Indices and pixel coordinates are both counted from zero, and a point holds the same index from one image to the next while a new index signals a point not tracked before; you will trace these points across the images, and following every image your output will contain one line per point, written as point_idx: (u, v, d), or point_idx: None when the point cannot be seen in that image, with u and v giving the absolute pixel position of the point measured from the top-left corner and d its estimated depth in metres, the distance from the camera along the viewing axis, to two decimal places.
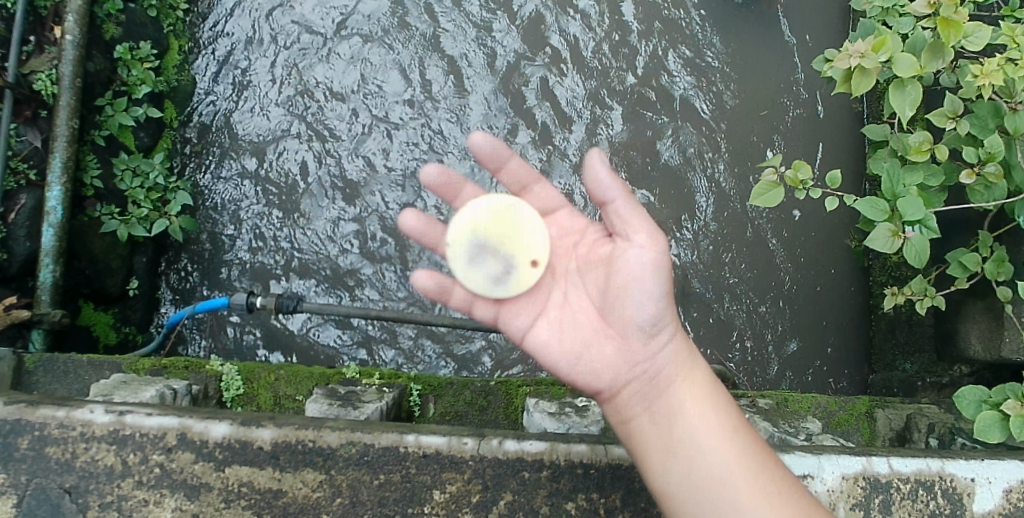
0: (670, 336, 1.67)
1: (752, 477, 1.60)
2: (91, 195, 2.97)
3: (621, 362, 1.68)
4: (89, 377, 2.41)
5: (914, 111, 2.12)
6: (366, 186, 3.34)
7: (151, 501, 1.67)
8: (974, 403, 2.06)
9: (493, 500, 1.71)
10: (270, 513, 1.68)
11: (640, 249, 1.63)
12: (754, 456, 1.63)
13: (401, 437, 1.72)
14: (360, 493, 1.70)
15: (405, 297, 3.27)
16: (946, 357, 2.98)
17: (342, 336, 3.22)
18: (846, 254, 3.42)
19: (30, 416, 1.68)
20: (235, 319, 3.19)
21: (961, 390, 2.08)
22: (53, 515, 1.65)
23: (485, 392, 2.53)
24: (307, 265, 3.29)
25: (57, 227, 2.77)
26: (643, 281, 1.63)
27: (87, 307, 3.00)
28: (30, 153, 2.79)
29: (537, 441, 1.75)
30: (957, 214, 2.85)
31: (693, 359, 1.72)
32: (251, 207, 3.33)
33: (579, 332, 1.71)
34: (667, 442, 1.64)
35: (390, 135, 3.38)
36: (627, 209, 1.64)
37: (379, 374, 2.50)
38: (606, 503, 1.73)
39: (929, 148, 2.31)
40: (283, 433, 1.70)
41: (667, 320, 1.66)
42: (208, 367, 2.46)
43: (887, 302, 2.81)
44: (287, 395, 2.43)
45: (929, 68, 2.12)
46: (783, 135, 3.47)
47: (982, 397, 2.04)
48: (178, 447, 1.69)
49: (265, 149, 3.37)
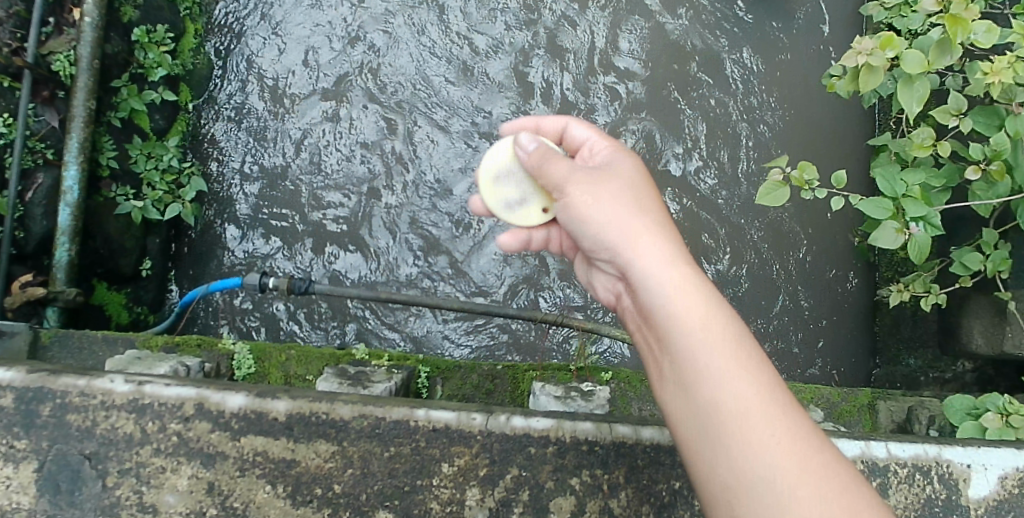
0: (703, 322, 1.49)
1: (798, 476, 1.37)
2: (107, 175, 3.01)
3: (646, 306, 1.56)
4: (103, 353, 2.44)
5: (921, 106, 2.14)
6: (376, 171, 3.38)
7: (168, 468, 1.69)
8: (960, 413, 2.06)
9: (500, 474, 1.70)
10: (284, 483, 1.68)
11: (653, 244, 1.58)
12: (800, 440, 1.41)
13: (412, 411, 1.72)
14: (372, 464, 1.70)
15: (414, 280, 3.31)
16: (947, 351, 3.02)
17: (354, 318, 3.27)
18: (850, 248, 3.44)
19: (52, 385, 1.71)
20: (248, 301, 3.25)
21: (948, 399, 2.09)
22: (72, 480, 1.68)
23: (491, 375, 2.56)
24: (316, 247, 3.33)
25: (73, 207, 2.80)
26: (654, 253, 1.57)
27: (100, 287, 3.03)
28: (48, 133, 2.86)
29: (544, 417, 1.73)
30: (963, 211, 2.86)
31: (754, 355, 1.48)
32: (269, 191, 3.36)
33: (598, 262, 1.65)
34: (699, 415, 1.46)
35: (399, 122, 3.41)
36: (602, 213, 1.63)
37: (388, 356, 2.52)
38: (610, 479, 1.70)
39: (934, 144, 2.29)
40: (298, 405, 1.71)
41: (697, 310, 1.50)
42: (220, 345, 2.49)
43: (892, 298, 2.80)
44: (296, 375, 2.46)
45: (938, 63, 2.11)
46: (791, 129, 3.50)
47: (967, 408, 2.07)
48: (196, 416, 1.70)
49: (273, 133, 3.40)
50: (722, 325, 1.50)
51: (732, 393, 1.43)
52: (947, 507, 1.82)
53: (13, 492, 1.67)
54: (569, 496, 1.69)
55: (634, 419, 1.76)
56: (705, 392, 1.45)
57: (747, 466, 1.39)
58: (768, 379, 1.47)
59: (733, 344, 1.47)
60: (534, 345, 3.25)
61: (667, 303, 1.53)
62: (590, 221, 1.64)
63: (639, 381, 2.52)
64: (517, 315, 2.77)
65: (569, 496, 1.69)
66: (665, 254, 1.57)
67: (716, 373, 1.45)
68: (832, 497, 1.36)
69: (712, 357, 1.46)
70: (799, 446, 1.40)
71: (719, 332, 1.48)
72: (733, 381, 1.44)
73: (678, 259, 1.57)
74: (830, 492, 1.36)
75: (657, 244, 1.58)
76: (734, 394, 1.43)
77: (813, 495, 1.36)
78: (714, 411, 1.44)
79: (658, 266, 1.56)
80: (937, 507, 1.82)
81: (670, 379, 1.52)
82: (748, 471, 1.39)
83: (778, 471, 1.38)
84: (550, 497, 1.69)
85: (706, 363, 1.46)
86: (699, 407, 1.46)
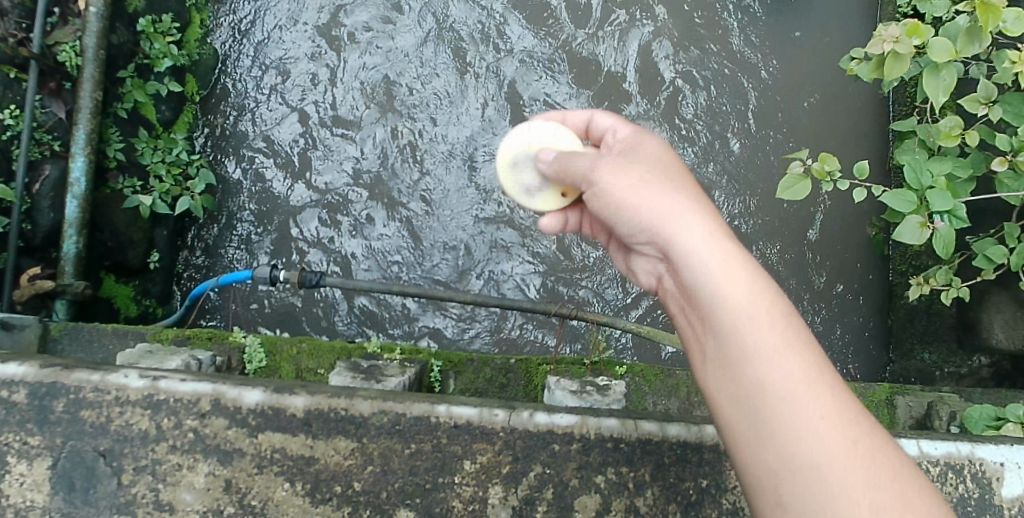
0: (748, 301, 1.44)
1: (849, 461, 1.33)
2: (114, 166, 2.98)
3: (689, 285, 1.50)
4: (114, 346, 2.41)
5: (948, 96, 2.08)
6: (386, 163, 3.34)
7: (184, 465, 1.65)
8: (982, 424, 2.07)
9: (524, 471, 1.66)
10: (303, 480, 1.65)
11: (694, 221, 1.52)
12: (851, 425, 1.36)
13: (432, 407, 1.69)
14: (392, 461, 1.66)
15: (425, 274, 3.27)
16: (966, 347, 2.99)
17: (365, 312, 3.23)
18: (865, 241, 3.39)
19: (65, 380, 1.68)
20: (258, 293, 3.21)
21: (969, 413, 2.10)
22: (87, 477, 1.64)
23: (505, 369, 2.51)
24: (326, 240, 3.29)
25: (80, 199, 2.76)
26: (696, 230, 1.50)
27: (109, 279, 3.00)
28: (56, 125, 2.81)
29: (568, 413, 1.69)
30: (985, 204, 2.81)
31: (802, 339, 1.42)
32: (279, 184, 3.33)
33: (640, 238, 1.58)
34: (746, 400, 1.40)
35: (409, 113, 3.37)
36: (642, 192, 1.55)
37: (401, 349, 2.46)
38: (636, 477, 1.66)
39: (960, 135, 2.23)
40: (316, 401, 1.68)
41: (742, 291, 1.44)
42: (232, 338, 2.46)
43: (911, 291, 2.76)
44: (309, 369, 2.42)
45: (965, 50, 2.07)
46: (806, 121, 3.45)
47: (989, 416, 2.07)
48: (212, 412, 1.67)
49: (281, 125, 3.36)
50: (768, 307, 1.44)
51: (783, 377, 1.38)
52: (979, 507, 1.78)
53: (26, 490, 1.64)
54: (594, 494, 1.66)
55: (660, 416, 1.73)
56: (752, 377, 1.40)
57: (793, 451, 1.34)
58: (820, 364, 1.41)
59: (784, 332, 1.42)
60: (547, 338, 3.21)
61: (712, 283, 1.47)
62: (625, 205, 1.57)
63: (654, 376, 2.49)
64: (531, 308, 2.72)
65: (594, 494, 1.66)
66: (710, 236, 1.51)
67: (761, 356, 1.39)
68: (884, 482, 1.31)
69: (762, 339, 1.41)
70: (848, 429, 1.35)
71: (768, 316, 1.43)
72: (783, 365, 1.38)
73: (720, 237, 1.50)
74: (878, 483, 1.32)
75: (698, 222, 1.52)
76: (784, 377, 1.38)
77: (862, 483, 1.31)
78: (762, 393, 1.38)
79: (704, 246, 1.50)
80: (969, 506, 1.78)
81: (714, 361, 1.47)
82: (793, 457, 1.34)
83: (828, 458, 1.32)
84: (574, 495, 1.66)
85: (753, 346, 1.41)
86: (745, 391, 1.40)
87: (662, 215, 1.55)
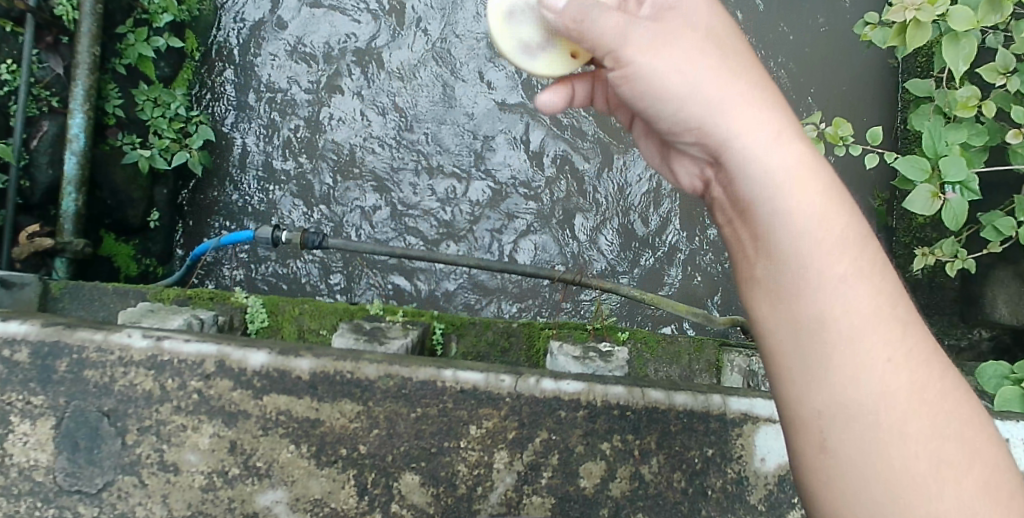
0: (812, 208, 1.16)
1: (918, 411, 1.09)
2: (113, 123, 2.92)
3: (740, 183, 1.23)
4: (114, 305, 2.39)
5: (968, 66, 2.03)
6: (388, 124, 3.29)
7: (189, 426, 1.65)
8: (995, 379, 1.98)
9: (530, 437, 1.66)
10: (308, 443, 1.65)
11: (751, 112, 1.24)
12: (923, 368, 1.11)
13: (438, 372, 1.67)
14: (398, 425, 1.66)
15: (427, 236, 3.24)
16: (967, 320, 2.94)
17: (365, 274, 3.22)
18: (870, 211, 3.36)
19: (67, 339, 1.66)
20: (258, 254, 3.19)
21: (981, 366, 2.01)
22: (91, 437, 1.64)
23: (507, 333, 2.49)
24: (325, 201, 3.25)
25: (79, 156, 2.72)
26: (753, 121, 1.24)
27: (109, 238, 2.97)
28: (53, 81, 2.76)
29: (575, 380, 1.69)
30: (997, 176, 2.76)
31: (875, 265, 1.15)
32: (279, 144, 3.28)
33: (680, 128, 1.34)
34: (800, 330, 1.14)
35: (413, 73, 3.31)
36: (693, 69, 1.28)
37: (403, 311, 2.40)
38: (641, 445, 1.66)
39: (977, 105, 2.19)
40: (321, 364, 1.67)
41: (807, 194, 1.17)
42: (233, 299, 2.44)
43: (917, 262, 2.72)
44: (311, 330, 2.41)
45: (987, 18, 1.99)
46: (818, 87, 3.39)
47: (1005, 373, 1.97)
48: (216, 374, 1.66)
49: (282, 84, 3.30)
50: (837, 219, 1.16)
51: (846, 307, 1.11)
52: None
53: (30, 449, 1.64)
54: (599, 460, 1.66)
55: (667, 384, 1.72)
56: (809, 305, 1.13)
57: (848, 395, 1.11)
58: (895, 293, 1.14)
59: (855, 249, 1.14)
60: (550, 304, 3.20)
61: (767, 187, 1.19)
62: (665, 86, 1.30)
63: (657, 343, 2.47)
64: (534, 273, 2.69)
65: (600, 460, 1.66)
66: (769, 132, 1.23)
67: (824, 278, 1.13)
68: (953, 437, 1.09)
69: (827, 259, 1.13)
70: (922, 372, 1.11)
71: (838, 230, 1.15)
72: (849, 290, 1.12)
73: (784, 134, 1.22)
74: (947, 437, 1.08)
75: (756, 115, 1.24)
76: (848, 305, 1.12)
77: (929, 431, 1.08)
78: (818, 326, 1.13)
79: (759, 142, 1.22)
80: None
81: (763, 280, 1.19)
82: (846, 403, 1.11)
83: (894, 401, 1.09)
84: (579, 462, 1.66)
85: (814, 267, 1.14)
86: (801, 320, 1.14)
87: (709, 104, 1.27)
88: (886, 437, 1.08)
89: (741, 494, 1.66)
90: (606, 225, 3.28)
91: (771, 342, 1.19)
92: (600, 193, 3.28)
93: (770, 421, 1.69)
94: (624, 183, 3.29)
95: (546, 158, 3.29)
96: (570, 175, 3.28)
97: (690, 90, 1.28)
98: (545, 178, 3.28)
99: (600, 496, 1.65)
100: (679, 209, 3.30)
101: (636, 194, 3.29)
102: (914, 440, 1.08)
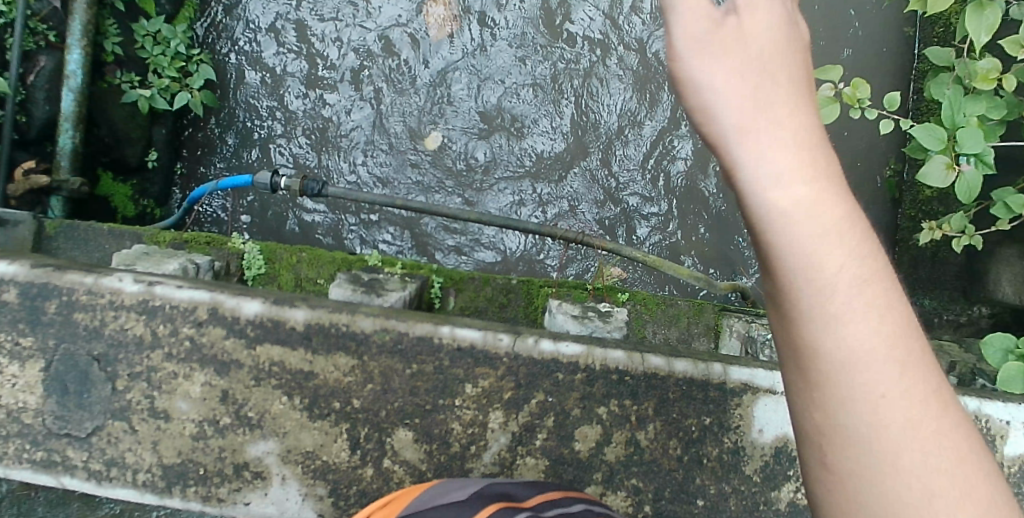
0: (831, 222, 0.97)
1: (921, 451, 0.93)
2: (111, 60, 2.83)
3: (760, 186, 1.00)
4: (110, 247, 2.34)
5: (990, 37, 1.91)
6: (393, 71, 3.20)
7: (180, 374, 1.63)
8: (998, 353, 1.84)
9: (526, 398, 1.64)
10: (301, 395, 1.63)
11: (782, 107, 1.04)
12: (928, 407, 0.95)
13: (436, 328, 1.64)
14: (393, 380, 1.64)
15: (427, 188, 3.18)
16: (968, 296, 2.90)
17: (362, 223, 3.17)
18: (877, 181, 3.29)
19: (57, 281, 1.63)
20: (259, 200, 3.14)
21: (985, 337, 1.87)
22: (80, 381, 1.62)
23: (506, 289, 2.45)
24: (324, 148, 3.19)
25: (77, 93, 2.65)
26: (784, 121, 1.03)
27: (106, 177, 2.93)
28: (50, 14, 2.67)
29: (574, 343, 1.66)
30: (1012, 152, 2.69)
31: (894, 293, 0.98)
32: (280, 88, 3.19)
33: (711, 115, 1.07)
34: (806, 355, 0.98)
35: (421, 20, 3.21)
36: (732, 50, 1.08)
37: (401, 264, 2.36)
38: (639, 411, 1.64)
39: (998, 78, 2.09)
40: (316, 315, 1.63)
41: (828, 207, 0.98)
42: (230, 244, 2.39)
43: (923, 235, 2.68)
44: (307, 278, 2.37)
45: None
46: (835, 51, 3.28)
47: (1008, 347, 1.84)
48: (209, 322, 1.63)
49: (285, 25, 3.20)
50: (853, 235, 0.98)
51: (858, 341, 0.95)
52: None
53: (19, 391, 1.62)
54: (595, 424, 1.64)
55: (667, 351, 1.69)
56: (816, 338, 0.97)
57: (854, 440, 0.95)
58: (907, 319, 0.97)
59: (870, 271, 0.97)
60: (552, 262, 3.17)
61: (772, 199, 0.99)
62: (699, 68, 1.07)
63: (656, 304, 2.45)
64: (536, 230, 2.64)
65: (595, 424, 1.64)
66: (780, 132, 1.02)
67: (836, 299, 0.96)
68: (956, 482, 0.93)
69: (832, 287, 0.96)
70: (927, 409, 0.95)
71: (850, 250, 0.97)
72: (855, 321, 0.95)
73: (811, 138, 1.02)
74: (970, 492, 0.93)
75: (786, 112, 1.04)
76: (854, 337, 0.95)
77: (926, 474, 0.93)
78: (816, 364, 0.97)
79: (767, 143, 1.01)
80: None
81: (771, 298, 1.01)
82: (852, 449, 0.95)
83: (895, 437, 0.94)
84: (575, 425, 1.64)
85: (814, 298, 0.96)
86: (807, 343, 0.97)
87: (715, 94, 1.05)
88: (881, 477, 0.94)
89: (737, 463, 1.65)
90: (611, 186, 3.22)
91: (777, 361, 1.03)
92: (607, 151, 3.22)
93: (770, 392, 1.66)
94: (629, 143, 3.23)
95: (552, 114, 3.21)
96: (577, 132, 3.22)
97: (694, 78, 1.07)
98: (552, 134, 3.21)
99: (594, 460, 1.64)
100: (685, 172, 3.24)
101: (643, 153, 3.22)
102: (910, 481, 0.93)
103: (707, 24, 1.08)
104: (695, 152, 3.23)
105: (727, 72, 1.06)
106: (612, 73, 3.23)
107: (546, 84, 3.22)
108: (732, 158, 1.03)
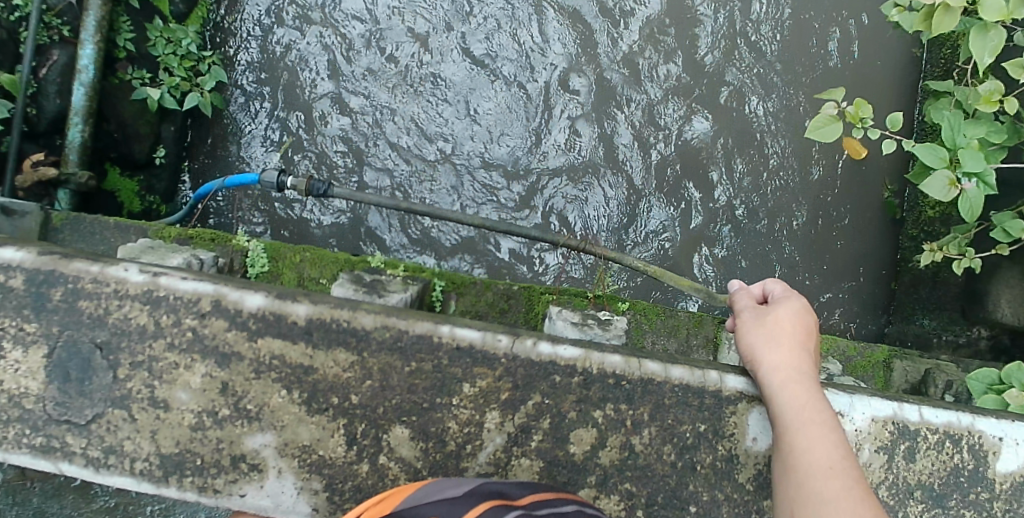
0: (811, 391, 1.53)
1: None
2: (123, 57, 2.87)
3: (776, 366, 1.56)
4: (115, 240, 2.37)
5: (992, 58, 1.92)
6: (405, 76, 3.23)
7: (181, 364, 1.64)
8: (981, 386, 1.96)
9: (522, 399, 1.65)
10: (300, 389, 1.64)
11: (802, 353, 1.58)
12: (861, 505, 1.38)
13: (436, 327, 1.66)
14: (391, 377, 1.65)
15: (433, 192, 3.20)
16: (968, 317, 2.88)
17: (367, 224, 3.19)
18: (879, 200, 3.30)
19: (63, 269, 1.65)
20: (264, 197, 3.15)
21: (970, 372, 1.99)
22: (82, 369, 1.63)
23: (507, 294, 2.46)
24: (332, 150, 3.20)
25: (88, 87, 2.68)
26: (798, 361, 1.56)
27: (114, 172, 2.95)
28: (66, 9, 2.71)
29: (572, 346, 1.67)
30: (1014, 174, 2.70)
31: (841, 440, 1.47)
32: (291, 90, 3.22)
33: (780, 337, 1.59)
34: (779, 439, 1.52)
35: (436, 27, 3.24)
36: (793, 313, 1.62)
37: (404, 266, 2.37)
38: (634, 415, 1.65)
39: (999, 100, 2.10)
40: (319, 310, 1.65)
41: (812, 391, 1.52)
42: (235, 241, 2.40)
43: (923, 255, 2.68)
44: (311, 278, 2.38)
45: (1019, 12, 1.84)
46: (841, 69, 3.31)
47: (990, 382, 1.96)
48: (211, 313, 1.65)
49: (300, 27, 3.23)
50: (826, 416, 1.50)
51: (812, 439, 1.47)
52: (972, 479, 1.71)
53: (21, 377, 1.64)
54: (590, 428, 1.65)
55: (664, 357, 1.71)
56: (791, 465, 1.48)
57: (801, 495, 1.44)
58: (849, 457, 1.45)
59: (838, 445, 1.47)
60: (553, 268, 3.18)
61: (775, 367, 1.57)
62: (763, 294, 1.75)
63: (657, 314, 2.46)
64: (539, 236, 2.65)
65: (590, 428, 1.65)
66: (799, 357, 1.57)
67: (802, 404, 1.52)
68: None
69: (802, 408, 1.51)
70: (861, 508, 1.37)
71: (823, 423, 1.48)
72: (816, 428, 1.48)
73: (809, 375, 1.55)
74: None
75: (800, 360, 1.57)
76: (809, 432, 1.48)
77: None
78: (788, 452, 1.49)
79: (787, 354, 1.57)
80: (962, 477, 1.71)
81: (777, 423, 1.54)
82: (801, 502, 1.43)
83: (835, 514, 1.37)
84: (569, 428, 1.65)
85: (788, 404, 1.53)
86: (780, 429, 1.53)
87: (766, 321, 1.62)
88: None
89: (730, 471, 1.66)
90: (615, 195, 3.23)
91: (781, 470, 1.50)
92: (614, 161, 3.23)
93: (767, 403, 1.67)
94: (634, 153, 3.24)
95: (560, 123, 3.24)
96: (586, 142, 3.23)
97: (751, 313, 1.66)
98: (562, 143, 3.23)
99: (589, 463, 1.65)
100: (689, 185, 3.25)
101: (649, 164, 3.24)
102: None
103: (776, 293, 1.71)
104: (699, 165, 3.26)
105: (758, 318, 1.64)
106: (620, 84, 3.25)
107: (556, 94, 3.24)
108: (763, 354, 1.58)
